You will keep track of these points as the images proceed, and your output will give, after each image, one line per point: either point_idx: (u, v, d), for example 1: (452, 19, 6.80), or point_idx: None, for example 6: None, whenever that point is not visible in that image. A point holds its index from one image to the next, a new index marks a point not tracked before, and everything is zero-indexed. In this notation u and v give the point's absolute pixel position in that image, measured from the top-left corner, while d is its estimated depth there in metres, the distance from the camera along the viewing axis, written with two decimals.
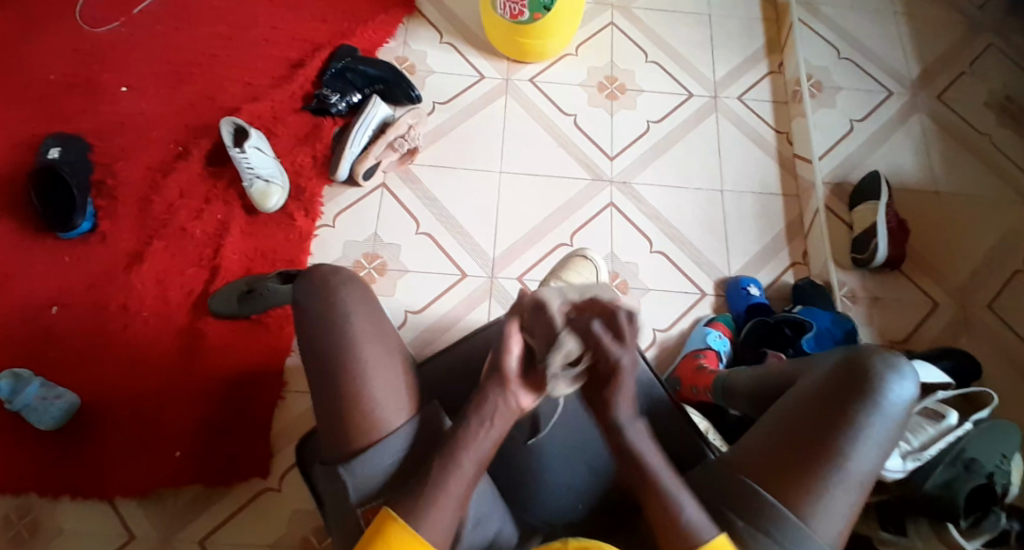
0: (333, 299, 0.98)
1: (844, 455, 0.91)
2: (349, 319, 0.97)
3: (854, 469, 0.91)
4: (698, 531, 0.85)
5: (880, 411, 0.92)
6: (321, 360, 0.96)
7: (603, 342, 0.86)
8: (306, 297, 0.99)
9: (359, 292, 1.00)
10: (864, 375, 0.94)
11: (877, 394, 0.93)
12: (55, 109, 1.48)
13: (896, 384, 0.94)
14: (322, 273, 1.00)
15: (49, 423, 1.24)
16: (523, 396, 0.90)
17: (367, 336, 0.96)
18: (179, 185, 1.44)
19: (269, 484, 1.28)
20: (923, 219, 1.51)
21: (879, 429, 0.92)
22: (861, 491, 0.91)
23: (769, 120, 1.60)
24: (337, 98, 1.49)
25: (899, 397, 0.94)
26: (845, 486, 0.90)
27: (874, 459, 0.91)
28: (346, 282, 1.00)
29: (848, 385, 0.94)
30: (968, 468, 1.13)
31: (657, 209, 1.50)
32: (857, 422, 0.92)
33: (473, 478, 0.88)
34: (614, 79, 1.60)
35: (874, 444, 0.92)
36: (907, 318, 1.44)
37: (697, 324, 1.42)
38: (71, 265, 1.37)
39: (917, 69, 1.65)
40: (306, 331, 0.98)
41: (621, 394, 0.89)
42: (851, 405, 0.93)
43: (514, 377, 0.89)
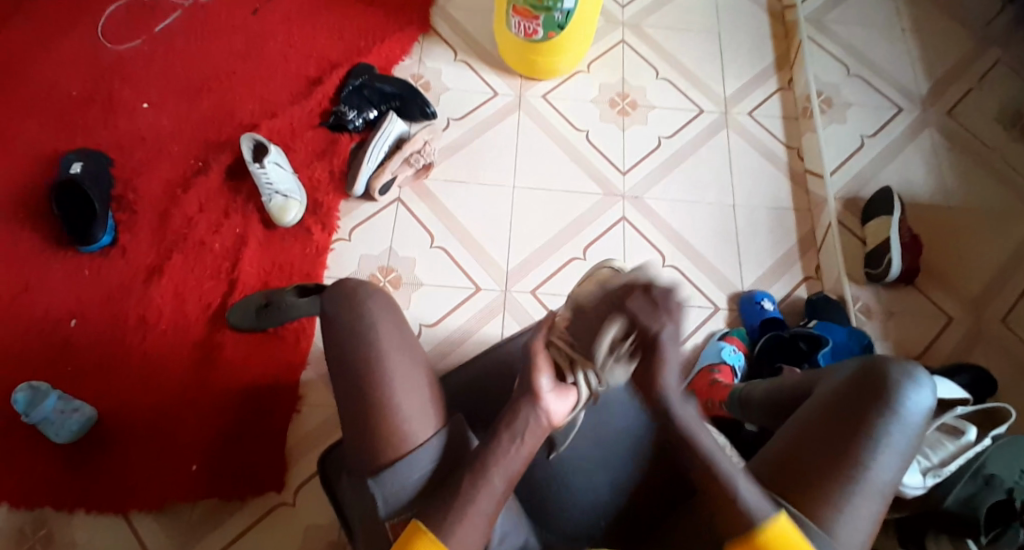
0: (360, 312, 1.00)
1: (865, 464, 0.91)
2: (376, 328, 0.99)
3: (875, 477, 0.91)
4: (757, 511, 0.85)
5: (899, 420, 0.93)
6: (345, 369, 0.97)
7: (643, 316, 0.85)
8: (334, 310, 1.01)
9: (384, 302, 1.02)
10: (882, 383, 0.94)
11: (895, 403, 0.93)
12: (77, 125, 1.51)
13: (914, 393, 0.94)
14: (351, 286, 1.03)
15: (65, 436, 1.26)
16: (555, 411, 0.93)
17: (394, 346, 0.98)
18: (199, 199, 1.45)
19: (284, 499, 1.29)
20: (936, 234, 1.52)
21: (898, 438, 0.93)
22: (882, 500, 0.91)
23: (780, 135, 1.61)
24: (354, 115, 1.51)
25: (918, 405, 0.94)
26: (866, 495, 0.90)
27: (895, 468, 0.92)
28: (373, 295, 1.02)
29: (866, 394, 0.94)
30: (989, 485, 1.16)
31: (671, 223, 1.51)
32: (876, 431, 0.92)
33: (503, 494, 0.89)
34: (625, 95, 1.62)
35: (895, 453, 0.92)
36: (922, 333, 1.44)
37: (711, 338, 1.43)
38: (90, 278, 1.39)
39: (926, 84, 1.67)
40: (335, 342, 1.00)
41: (666, 367, 0.87)
42: (871, 414, 0.93)
43: (542, 393, 0.92)
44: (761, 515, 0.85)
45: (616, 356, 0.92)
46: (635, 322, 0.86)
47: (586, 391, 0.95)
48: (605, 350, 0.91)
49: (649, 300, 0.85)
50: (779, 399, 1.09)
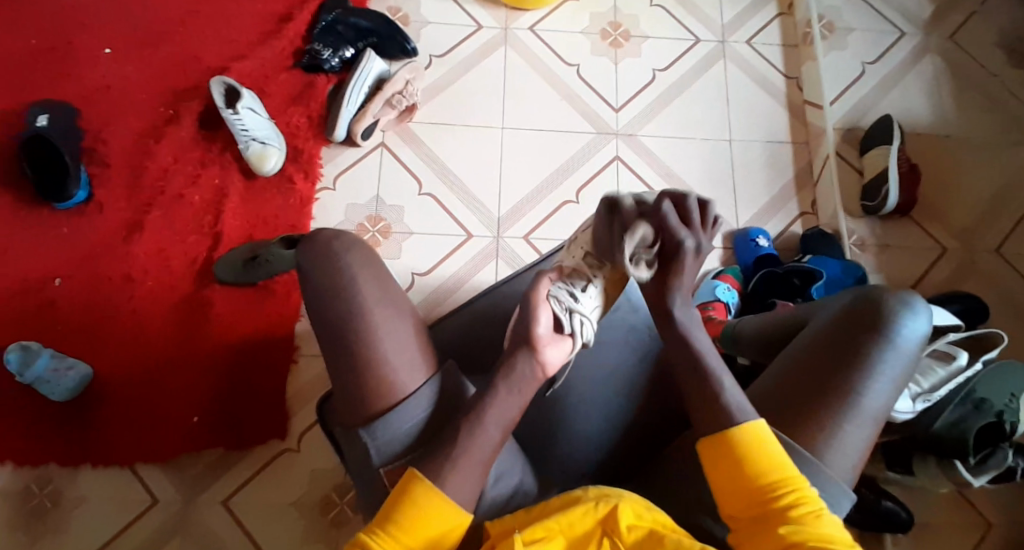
0: (338, 268, 0.96)
1: (858, 392, 0.91)
2: (357, 285, 0.95)
3: (867, 404, 0.91)
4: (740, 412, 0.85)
5: (891, 348, 0.92)
6: (332, 337, 0.95)
7: (671, 222, 0.89)
8: (310, 267, 0.97)
9: (361, 254, 0.98)
10: (875, 313, 0.94)
11: (888, 332, 0.93)
12: (39, 74, 1.43)
13: (908, 322, 0.93)
14: (326, 240, 0.98)
15: (63, 394, 1.25)
16: (552, 362, 0.93)
17: (375, 301, 0.95)
18: (174, 150, 1.40)
19: (288, 445, 1.30)
20: (936, 162, 1.49)
21: (892, 366, 0.92)
22: (874, 426, 0.91)
23: (778, 64, 1.55)
24: (330, 54, 1.44)
25: (912, 334, 0.93)
26: (857, 422, 0.90)
27: (887, 395, 0.91)
28: (350, 248, 0.98)
29: (859, 325, 0.94)
30: (978, 408, 1.18)
31: (665, 162, 1.46)
32: (869, 359, 0.91)
33: (500, 442, 0.89)
34: (617, 25, 1.54)
35: (887, 379, 0.92)
36: (917, 264, 1.42)
37: (706, 277, 1.41)
38: (69, 238, 1.35)
39: (929, 7, 1.59)
40: (314, 303, 0.96)
41: (681, 282, 0.92)
42: (863, 344, 0.93)
43: (541, 341, 0.92)
44: (741, 417, 0.85)
45: (637, 261, 0.91)
46: (662, 227, 0.90)
47: (581, 340, 0.96)
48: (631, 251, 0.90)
49: (684, 209, 0.91)
50: (768, 331, 1.09)
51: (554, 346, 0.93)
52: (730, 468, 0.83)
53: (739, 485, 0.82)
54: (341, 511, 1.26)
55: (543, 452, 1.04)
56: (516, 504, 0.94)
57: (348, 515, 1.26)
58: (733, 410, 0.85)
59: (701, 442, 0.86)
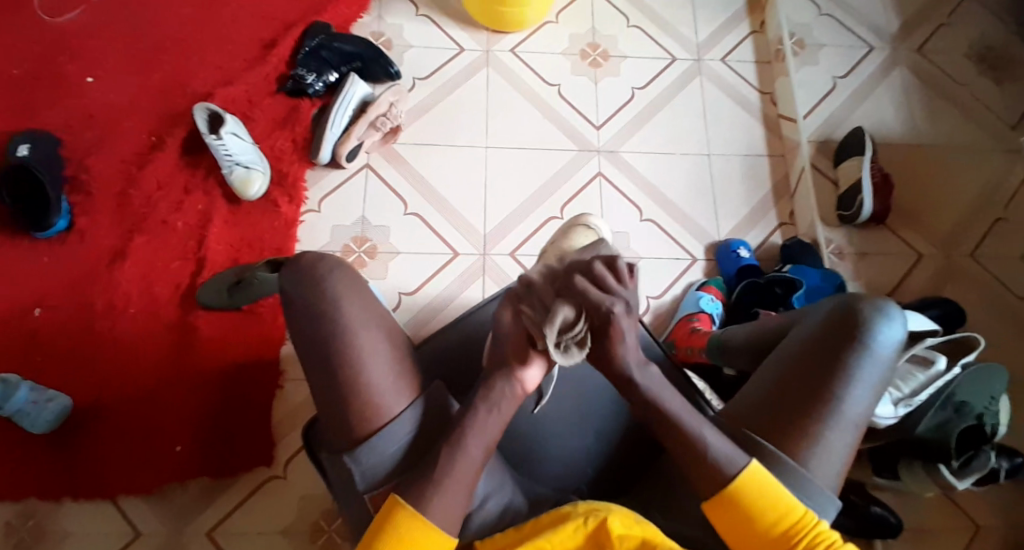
0: (321, 289, 0.95)
1: (838, 399, 0.92)
2: (340, 305, 0.95)
3: (848, 411, 0.92)
4: (731, 465, 0.86)
5: (869, 355, 0.93)
6: (326, 357, 0.94)
7: (589, 293, 0.84)
8: (293, 289, 0.96)
9: (346, 275, 0.97)
10: (852, 321, 0.94)
11: (866, 338, 0.94)
12: (19, 102, 1.42)
13: (884, 328, 0.94)
14: (308, 262, 0.97)
15: (42, 427, 1.22)
16: (530, 380, 0.93)
17: (360, 321, 0.95)
18: (157, 176, 1.39)
19: (275, 472, 1.28)
20: (909, 171, 1.53)
21: (870, 372, 0.93)
22: (856, 432, 0.93)
23: (753, 80, 1.59)
24: (314, 78, 1.44)
25: (888, 340, 0.95)
26: (839, 428, 0.92)
27: (867, 401, 0.92)
28: (333, 270, 0.97)
29: (837, 333, 0.95)
30: (959, 412, 1.20)
31: (647, 177, 1.49)
32: (848, 366, 0.93)
33: (480, 464, 0.89)
34: (596, 45, 1.57)
35: (866, 386, 0.93)
36: (894, 271, 1.46)
37: (690, 289, 1.42)
38: (51, 266, 1.33)
39: (897, 22, 1.65)
40: (300, 324, 0.96)
41: (624, 347, 0.88)
42: (842, 351, 0.93)
43: (518, 363, 0.92)
44: (735, 466, 0.86)
45: (567, 344, 0.86)
46: (581, 304, 0.85)
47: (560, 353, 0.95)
48: (556, 336, 0.86)
49: (594, 276, 0.85)
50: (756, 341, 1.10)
51: (535, 367, 0.93)
52: (745, 526, 0.85)
53: (758, 538, 0.85)
54: (331, 539, 1.25)
55: (540, 467, 1.04)
56: (507, 522, 0.93)
57: (337, 543, 1.25)
58: (709, 453, 0.87)
59: (705, 505, 0.87)
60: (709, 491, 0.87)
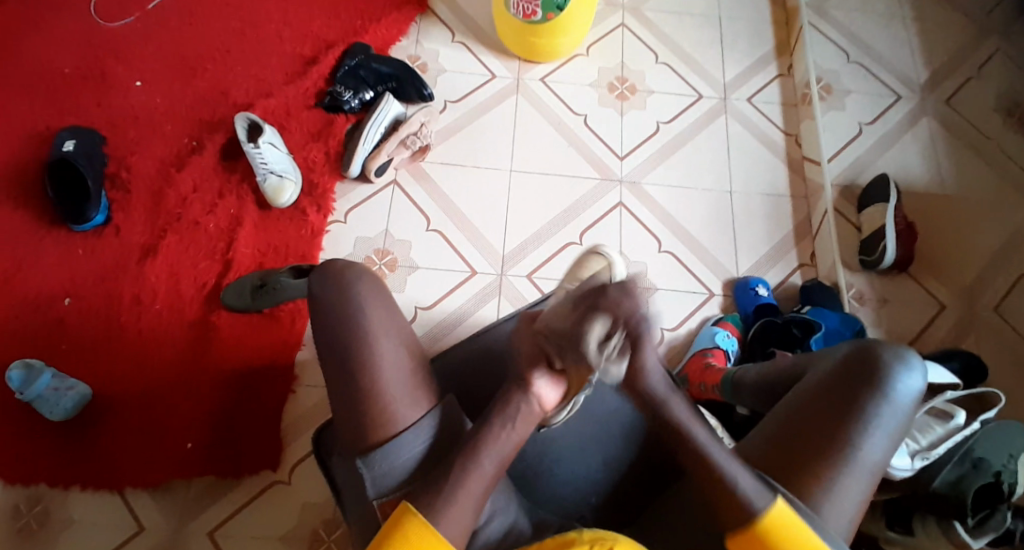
0: (349, 295, 0.98)
1: (854, 446, 0.91)
2: (364, 312, 0.97)
3: (863, 458, 0.91)
4: (756, 500, 0.86)
5: (888, 401, 0.93)
6: (340, 356, 0.96)
7: (613, 309, 0.83)
8: (322, 293, 0.99)
9: (371, 283, 1.00)
10: (872, 365, 0.94)
11: (884, 384, 0.93)
12: (70, 101, 1.49)
13: (904, 376, 0.94)
14: (339, 269, 1.01)
15: (60, 414, 1.26)
16: (547, 399, 0.93)
17: (383, 329, 0.97)
18: (193, 179, 1.44)
19: (279, 477, 1.29)
20: (933, 221, 1.51)
21: (888, 420, 0.93)
22: (871, 480, 0.92)
23: (778, 122, 1.61)
24: (350, 96, 1.50)
25: (908, 390, 0.94)
26: (854, 475, 0.91)
27: (883, 450, 0.92)
28: (362, 277, 1.00)
29: (856, 376, 0.95)
30: (976, 468, 1.13)
31: (667, 210, 1.50)
32: (866, 412, 0.92)
33: (493, 476, 0.90)
34: (624, 79, 1.61)
35: (883, 434, 0.92)
36: (915, 320, 1.44)
37: (706, 323, 1.42)
38: (85, 257, 1.38)
39: (925, 73, 1.66)
40: (323, 326, 0.98)
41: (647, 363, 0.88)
42: (861, 397, 0.93)
43: (535, 380, 0.93)
44: (760, 504, 0.86)
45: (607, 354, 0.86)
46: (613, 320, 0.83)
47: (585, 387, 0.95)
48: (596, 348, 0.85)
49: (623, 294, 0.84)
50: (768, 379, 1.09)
51: (549, 389, 0.93)
52: None
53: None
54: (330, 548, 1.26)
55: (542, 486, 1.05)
56: (509, 543, 0.93)
57: None
58: (733, 480, 0.87)
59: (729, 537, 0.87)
60: (734, 524, 0.86)
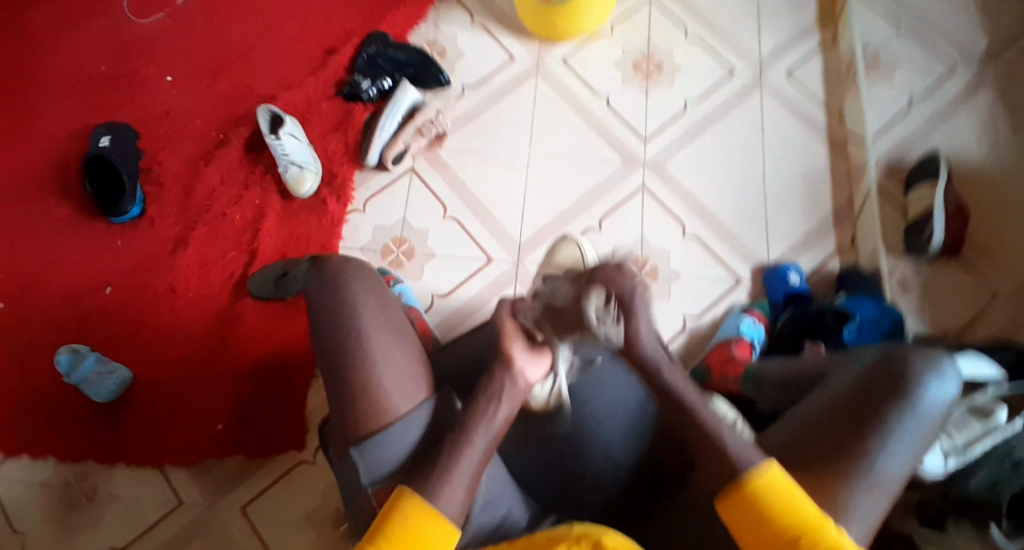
0: (342, 293, 0.97)
1: (869, 458, 0.84)
2: (355, 308, 0.96)
3: (882, 469, 0.84)
4: (750, 462, 0.82)
5: (913, 412, 0.86)
6: (332, 353, 0.94)
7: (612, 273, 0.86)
8: (317, 291, 0.99)
9: (367, 283, 0.99)
10: (901, 371, 0.88)
11: (911, 393, 0.86)
12: (109, 98, 1.56)
13: (933, 384, 0.87)
14: (330, 266, 1.01)
15: (104, 396, 1.34)
16: (531, 375, 0.89)
17: (376, 328, 0.95)
18: (221, 172, 1.49)
19: (304, 457, 1.34)
20: (988, 203, 1.39)
21: (913, 432, 0.86)
22: (891, 494, 0.85)
23: (818, 97, 1.50)
24: (368, 84, 1.50)
25: (937, 398, 0.87)
26: (872, 488, 0.84)
27: (905, 461, 0.85)
28: (353, 273, 1.00)
29: (881, 381, 0.88)
30: (1015, 470, 0.99)
31: (692, 193, 1.44)
32: (887, 421, 0.85)
33: (485, 456, 0.86)
34: (649, 57, 1.54)
35: (907, 444, 0.85)
36: (964, 310, 1.33)
37: (731, 311, 1.36)
38: (122, 249, 1.46)
39: (986, 39, 1.51)
40: (316, 324, 0.97)
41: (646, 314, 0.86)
42: (883, 404, 0.86)
43: (517, 356, 0.88)
44: (747, 464, 0.81)
45: (605, 321, 0.86)
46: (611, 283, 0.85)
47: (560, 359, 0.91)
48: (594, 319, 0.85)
49: (618, 263, 0.87)
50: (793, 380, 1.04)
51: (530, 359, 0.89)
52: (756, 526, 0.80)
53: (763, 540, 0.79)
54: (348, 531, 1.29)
55: (539, 487, 1.01)
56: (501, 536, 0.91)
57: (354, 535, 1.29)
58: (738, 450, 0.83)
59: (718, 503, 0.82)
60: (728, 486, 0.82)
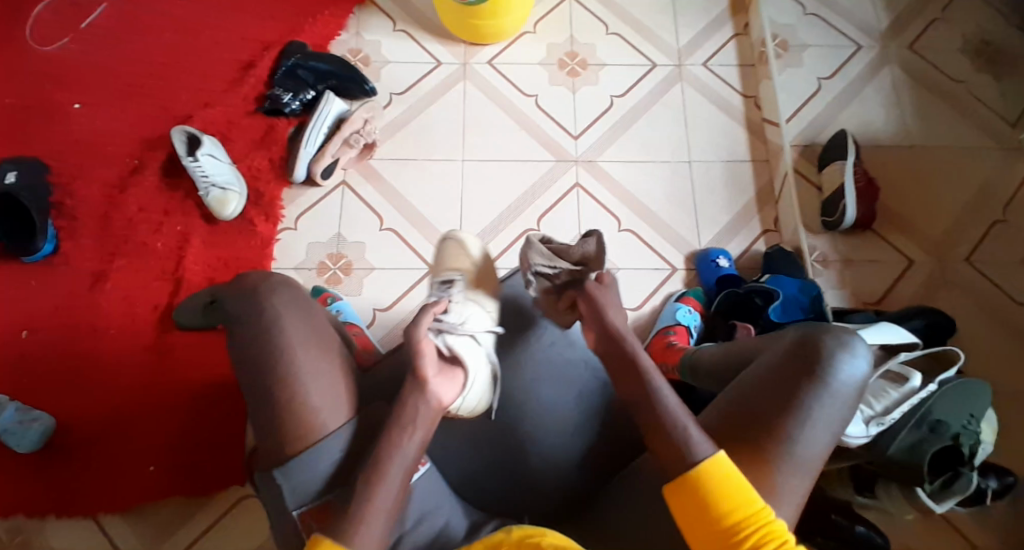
0: (262, 308, 0.93)
1: (791, 440, 0.88)
2: (280, 325, 0.91)
3: (802, 451, 0.88)
4: (694, 450, 0.84)
5: (828, 392, 0.89)
6: (256, 372, 0.90)
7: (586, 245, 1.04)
8: (236, 309, 0.94)
9: (290, 294, 0.95)
10: (813, 352, 0.91)
11: (824, 372, 0.90)
12: (9, 129, 1.47)
13: (847, 364, 0.91)
14: (253, 282, 0.95)
15: (28, 446, 1.25)
16: (444, 394, 0.90)
17: (301, 342, 0.91)
18: (138, 199, 1.42)
19: (248, 490, 1.29)
20: (897, 175, 1.46)
21: (828, 410, 0.89)
22: (812, 473, 0.88)
23: (736, 84, 1.55)
24: (290, 98, 1.46)
25: (850, 377, 0.91)
26: (794, 469, 0.87)
27: (823, 442, 0.88)
28: (277, 289, 0.94)
29: (797, 366, 0.91)
30: (934, 431, 1.07)
31: (624, 187, 1.46)
32: (805, 403, 0.89)
33: (401, 488, 0.85)
34: (575, 54, 1.56)
35: (824, 425, 0.89)
36: (882, 278, 1.39)
37: (669, 300, 1.38)
38: (36, 288, 1.37)
39: (888, 19, 1.59)
40: (236, 341, 0.93)
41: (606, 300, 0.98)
42: (801, 387, 0.90)
43: (429, 377, 0.89)
44: (698, 454, 0.84)
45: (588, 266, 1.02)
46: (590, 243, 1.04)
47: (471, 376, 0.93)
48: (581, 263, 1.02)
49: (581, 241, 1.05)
50: (725, 363, 1.06)
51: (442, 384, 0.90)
52: (701, 514, 0.82)
53: (707, 531, 0.81)
54: None
55: (487, 489, 1.02)
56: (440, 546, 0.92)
57: None
58: (684, 436, 0.85)
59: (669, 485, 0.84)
60: (677, 471, 0.84)
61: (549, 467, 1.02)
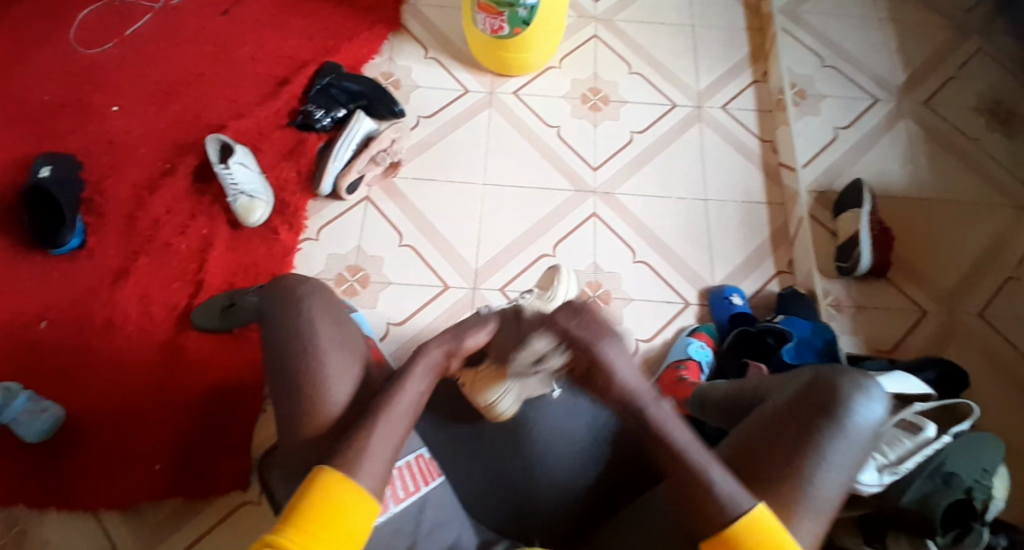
0: (299, 307, 0.94)
1: (807, 482, 0.88)
2: (312, 326, 0.92)
3: (819, 494, 0.88)
4: (732, 505, 0.80)
5: (845, 435, 0.89)
6: (279, 368, 0.91)
7: None
8: (274, 308, 0.95)
9: (325, 300, 0.96)
10: (831, 393, 0.92)
11: (842, 416, 0.90)
12: (49, 125, 1.52)
13: (865, 408, 0.91)
14: (289, 282, 0.98)
15: (34, 436, 1.26)
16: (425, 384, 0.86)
17: (332, 343, 0.91)
18: (166, 201, 1.46)
19: (248, 497, 1.27)
20: (909, 226, 1.49)
21: (845, 455, 0.89)
22: (828, 516, 0.88)
23: (753, 128, 1.59)
24: (322, 115, 1.51)
25: (866, 420, 0.91)
26: (811, 511, 0.87)
27: (840, 484, 0.88)
28: (312, 293, 0.96)
29: (814, 406, 0.91)
30: (947, 483, 1.03)
31: (639, 218, 1.49)
32: (822, 446, 0.89)
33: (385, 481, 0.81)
34: (597, 90, 1.61)
35: (840, 468, 0.89)
36: (894, 327, 1.41)
37: (680, 333, 1.40)
38: (59, 281, 1.40)
39: (904, 74, 1.64)
40: (269, 339, 0.94)
41: None
42: (818, 428, 0.90)
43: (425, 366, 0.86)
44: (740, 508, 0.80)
45: None
46: None
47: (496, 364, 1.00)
48: None
49: None
50: (736, 392, 1.06)
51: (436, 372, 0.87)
52: None
53: None
54: None
55: (484, 501, 0.99)
56: None
57: None
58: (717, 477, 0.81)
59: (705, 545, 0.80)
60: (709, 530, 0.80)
61: (553, 486, 0.99)
